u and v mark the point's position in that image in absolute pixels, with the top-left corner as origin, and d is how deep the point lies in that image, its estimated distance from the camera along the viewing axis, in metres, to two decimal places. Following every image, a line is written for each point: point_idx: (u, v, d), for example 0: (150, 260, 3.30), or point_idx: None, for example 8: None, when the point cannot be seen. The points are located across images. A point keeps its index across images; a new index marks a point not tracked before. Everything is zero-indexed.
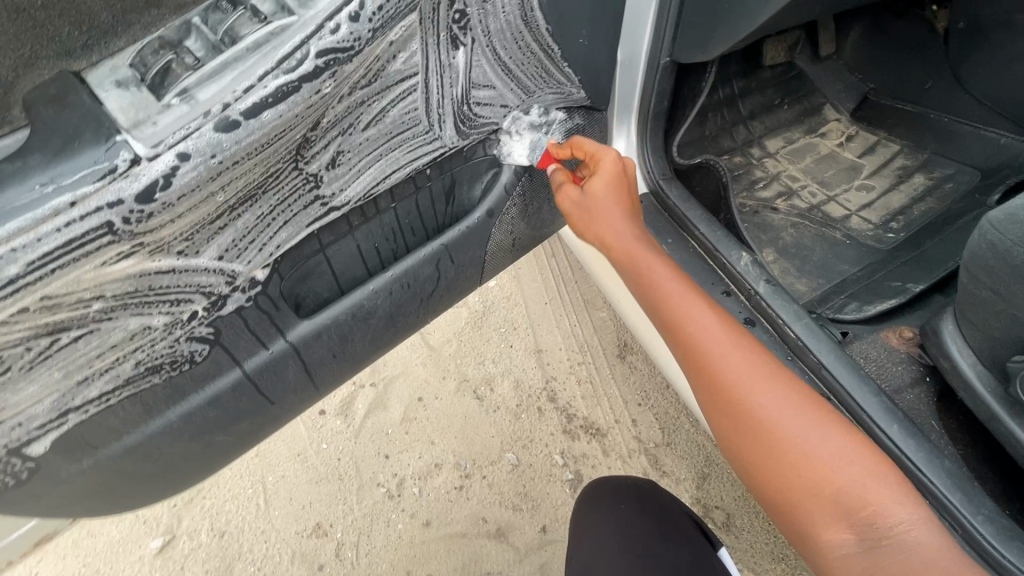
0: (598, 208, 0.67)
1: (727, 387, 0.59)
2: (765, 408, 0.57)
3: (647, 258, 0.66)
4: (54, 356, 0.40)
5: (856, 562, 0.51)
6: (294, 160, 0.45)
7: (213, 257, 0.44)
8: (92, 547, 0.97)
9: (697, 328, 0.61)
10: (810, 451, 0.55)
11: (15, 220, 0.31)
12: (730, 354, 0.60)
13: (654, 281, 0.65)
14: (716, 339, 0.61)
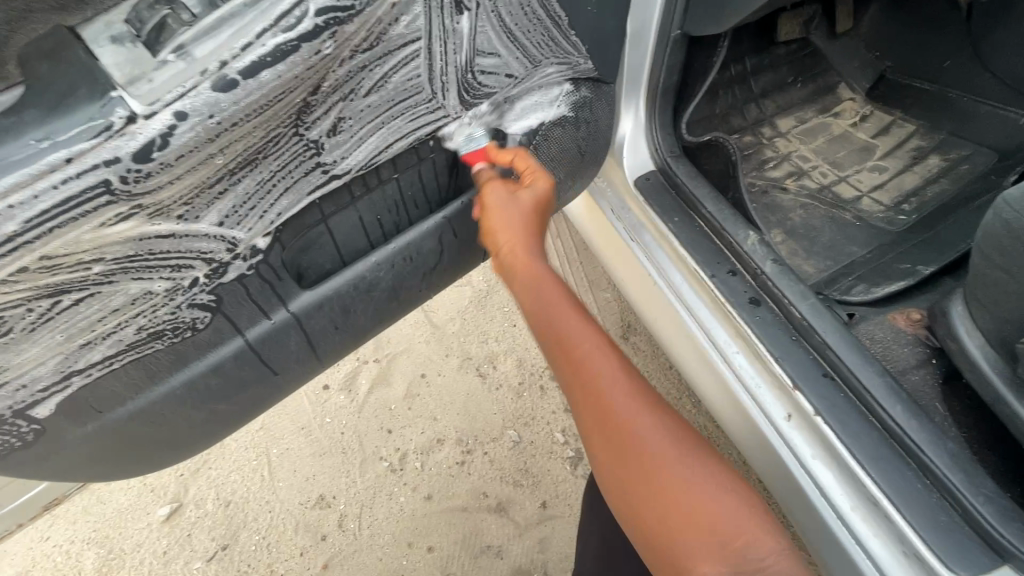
0: (513, 219, 0.60)
1: (608, 409, 0.51)
2: (644, 431, 0.50)
3: (544, 277, 0.57)
4: (55, 318, 0.40)
5: None
6: (293, 125, 0.44)
7: (213, 223, 0.44)
8: (101, 513, 0.99)
9: (584, 347, 0.53)
10: (688, 479, 0.48)
11: (11, 176, 0.31)
12: (613, 374, 0.52)
13: (546, 296, 0.57)
14: (602, 358, 0.53)
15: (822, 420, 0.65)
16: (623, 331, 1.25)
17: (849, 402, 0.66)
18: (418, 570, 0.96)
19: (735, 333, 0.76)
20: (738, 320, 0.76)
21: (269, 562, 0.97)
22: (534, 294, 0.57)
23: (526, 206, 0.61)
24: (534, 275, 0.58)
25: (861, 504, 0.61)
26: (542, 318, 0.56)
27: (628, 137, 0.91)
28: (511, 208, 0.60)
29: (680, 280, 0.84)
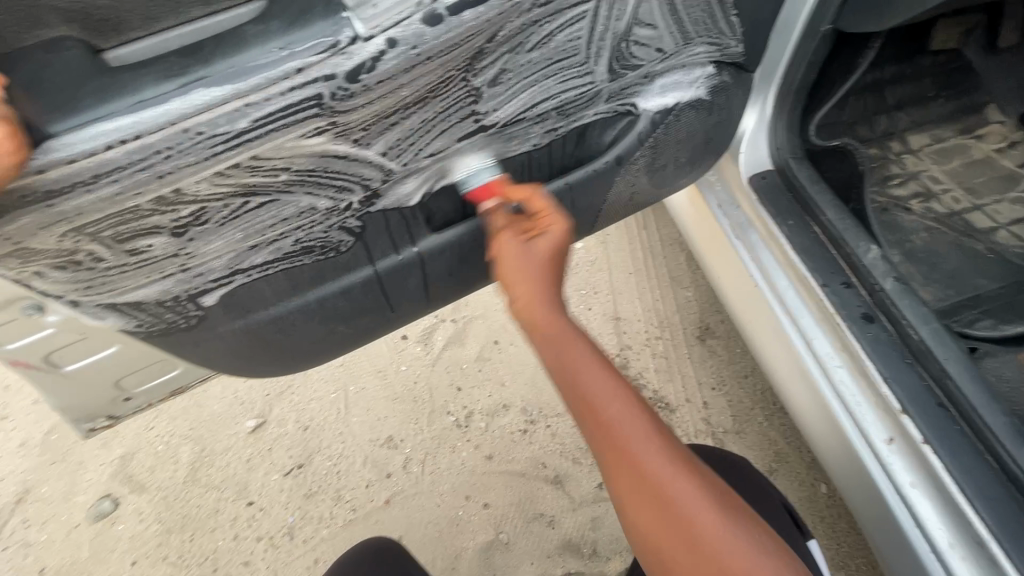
0: (525, 271, 0.56)
1: (640, 469, 0.49)
2: (677, 488, 0.48)
3: (568, 337, 0.55)
4: (240, 218, 0.44)
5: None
6: (465, 70, 0.46)
7: (379, 152, 0.47)
8: (197, 414, 1.09)
9: (618, 421, 0.51)
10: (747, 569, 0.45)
11: (254, 76, 0.33)
12: (641, 433, 0.50)
13: (568, 357, 0.54)
14: (631, 421, 0.51)
15: (931, 450, 0.62)
16: (700, 333, 1.23)
17: (963, 436, 0.63)
18: (473, 523, 1.00)
19: (841, 347, 0.73)
20: (847, 335, 0.72)
21: (338, 488, 1.03)
22: (557, 357, 0.54)
23: (539, 259, 0.57)
24: (550, 330, 0.55)
25: (961, 541, 0.59)
26: (561, 373, 0.54)
27: (749, 134, 0.88)
28: (526, 258, 0.56)
29: (786, 285, 0.81)
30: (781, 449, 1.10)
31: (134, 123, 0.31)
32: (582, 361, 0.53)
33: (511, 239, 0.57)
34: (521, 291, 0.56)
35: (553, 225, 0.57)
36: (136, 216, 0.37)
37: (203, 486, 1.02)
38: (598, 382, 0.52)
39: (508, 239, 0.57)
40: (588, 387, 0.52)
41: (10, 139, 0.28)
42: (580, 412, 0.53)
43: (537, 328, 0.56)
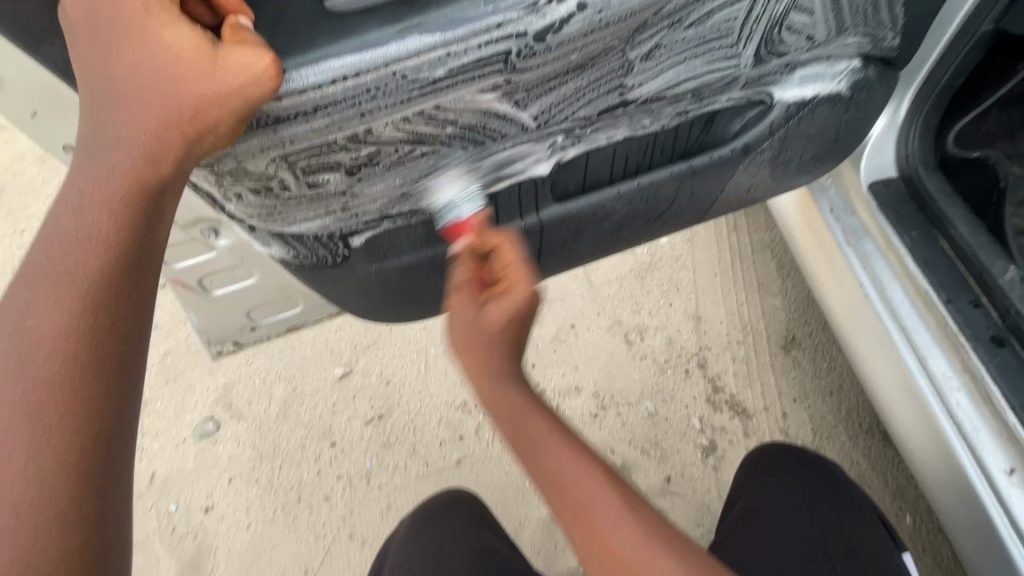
0: (479, 348, 0.49)
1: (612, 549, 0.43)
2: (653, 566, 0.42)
3: (530, 410, 0.49)
4: (404, 165, 0.47)
5: None
6: (626, 42, 0.47)
7: (532, 115, 0.49)
8: (289, 356, 1.16)
9: (586, 497, 0.45)
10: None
11: (460, 29, 0.36)
12: (612, 506, 0.45)
13: (532, 434, 0.48)
14: (594, 491, 0.45)
15: None
16: (785, 343, 1.18)
17: None
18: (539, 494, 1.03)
19: (962, 368, 0.70)
20: (970, 356, 0.69)
21: (413, 442, 1.08)
22: (516, 431, 0.49)
23: (494, 326, 0.49)
24: (507, 407, 0.50)
25: None
26: (523, 452, 0.49)
27: (876, 139, 0.83)
28: (477, 328, 0.49)
29: (903, 299, 0.77)
30: (862, 472, 1.06)
31: (357, 62, 0.34)
32: (545, 434, 0.48)
33: (463, 308, 0.49)
34: (471, 363, 0.50)
35: (516, 290, 0.48)
36: (328, 151, 0.41)
37: (292, 422, 1.10)
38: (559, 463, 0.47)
39: (461, 302, 0.50)
40: (554, 472, 0.47)
41: (272, 66, 0.32)
42: (549, 499, 0.47)
43: (494, 403, 0.50)
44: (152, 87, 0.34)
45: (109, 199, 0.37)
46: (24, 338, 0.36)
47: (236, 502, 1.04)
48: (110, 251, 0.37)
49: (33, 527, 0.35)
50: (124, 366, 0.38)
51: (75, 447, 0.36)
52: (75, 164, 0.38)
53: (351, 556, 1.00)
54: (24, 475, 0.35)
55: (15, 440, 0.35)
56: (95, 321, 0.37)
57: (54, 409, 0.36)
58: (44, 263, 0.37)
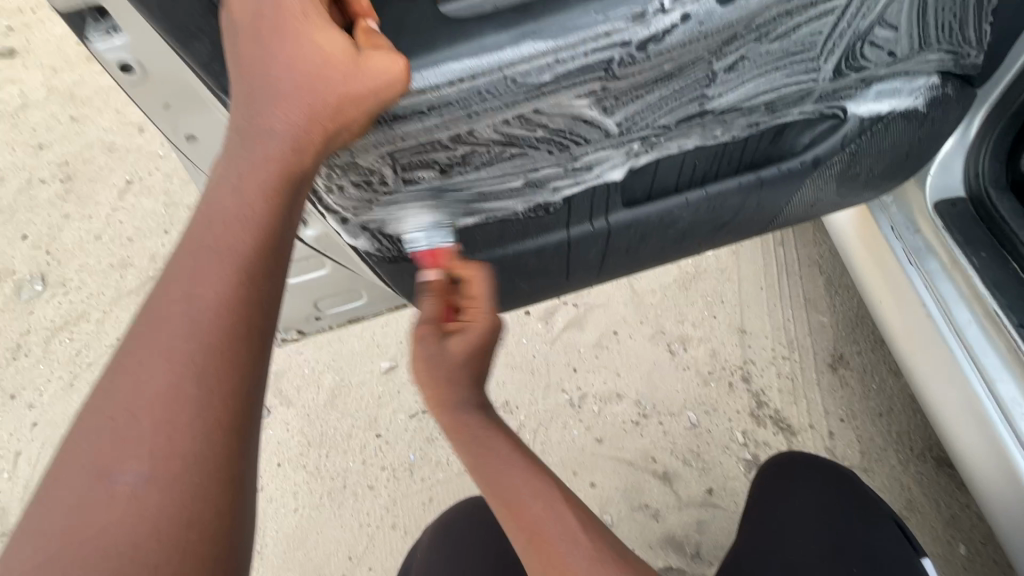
0: (439, 376, 0.51)
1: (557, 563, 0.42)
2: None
3: (486, 434, 0.50)
4: (492, 165, 0.49)
5: None
6: (714, 54, 0.48)
7: (616, 121, 0.50)
8: (337, 348, 1.19)
9: (534, 510, 0.45)
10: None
11: (570, 37, 0.37)
12: (559, 521, 0.44)
13: (487, 453, 0.49)
14: (546, 507, 0.45)
15: None
16: (832, 361, 1.16)
17: None
18: None
19: None
20: None
21: None
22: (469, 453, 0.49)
23: (455, 360, 0.51)
24: (464, 432, 0.50)
25: None
26: (478, 472, 0.49)
27: (943, 157, 0.83)
28: (439, 359, 0.50)
29: (969, 320, 0.76)
30: (914, 498, 1.03)
31: (475, 65, 0.37)
32: (500, 456, 0.48)
33: (425, 339, 0.51)
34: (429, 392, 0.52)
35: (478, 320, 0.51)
36: (429, 149, 0.43)
37: (339, 412, 1.13)
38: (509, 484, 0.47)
39: (423, 338, 0.51)
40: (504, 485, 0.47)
41: (404, 69, 0.35)
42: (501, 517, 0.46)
43: (454, 432, 0.51)
44: (302, 80, 0.36)
45: (265, 168, 0.36)
46: (183, 299, 0.35)
47: (283, 486, 1.08)
48: (265, 220, 0.37)
49: (191, 487, 0.33)
50: (267, 331, 0.37)
51: (226, 410, 0.35)
52: (228, 132, 0.37)
53: (394, 545, 1.03)
54: (186, 433, 0.33)
55: (178, 396, 0.34)
56: (249, 289, 0.36)
57: (216, 369, 0.35)
58: (199, 226, 0.36)
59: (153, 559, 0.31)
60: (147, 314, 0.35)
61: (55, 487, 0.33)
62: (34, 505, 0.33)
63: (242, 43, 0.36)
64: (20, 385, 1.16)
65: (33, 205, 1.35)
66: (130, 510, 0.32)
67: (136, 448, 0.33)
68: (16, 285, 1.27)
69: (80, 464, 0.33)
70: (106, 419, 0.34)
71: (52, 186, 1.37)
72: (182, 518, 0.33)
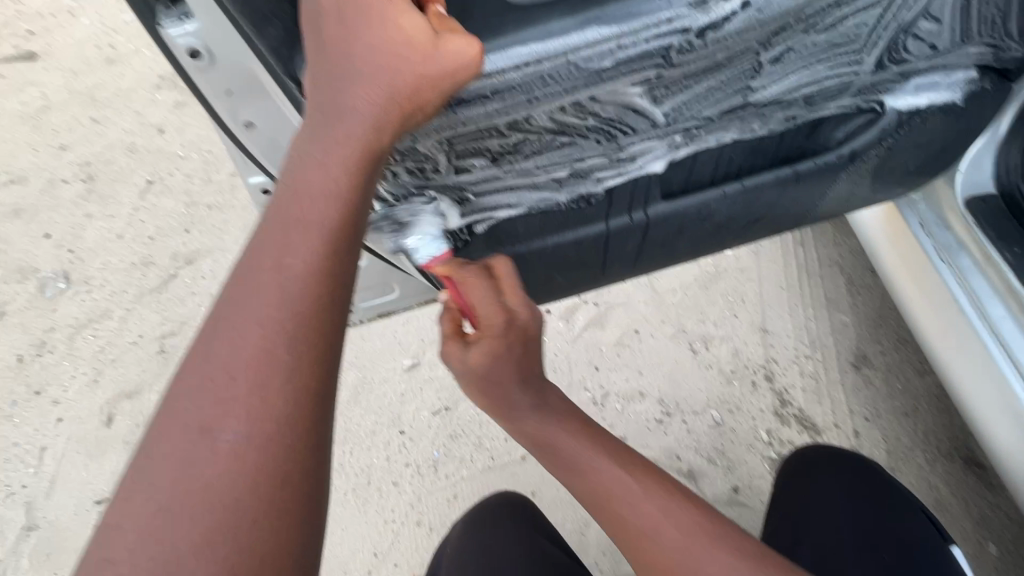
0: (472, 380, 0.59)
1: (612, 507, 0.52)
2: (647, 519, 0.50)
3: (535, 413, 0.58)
4: (542, 154, 0.50)
5: None
6: (763, 44, 0.49)
7: (664, 111, 0.51)
8: (359, 346, 1.20)
9: (586, 468, 0.54)
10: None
11: (634, 22, 0.38)
12: (611, 473, 0.53)
13: (539, 430, 0.58)
14: (597, 461, 0.55)
15: None
16: (855, 361, 1.16)
17: None
18: None
19: None
20: None
21: (479, 435, 1.09)
22: (527, 430, 0.59)
23: (476, 366, 0.58)
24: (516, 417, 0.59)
25: None
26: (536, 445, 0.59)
27: (973, 155, 0.82)
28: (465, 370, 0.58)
29: (1003, 315, 0.76)
30: (941, 498, 1.03)
31: (539, 50, 0.37)
32: (550, 429, 0.57)
33: (450, 352, 0.59)
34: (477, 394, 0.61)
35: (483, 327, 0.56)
36: (485, 136, 0.44)
37: (362, 409, 1.14)
38: (595, 471, 0.54)
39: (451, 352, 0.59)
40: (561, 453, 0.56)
41: (479, 53, 0.35)
42: (563, 476, 0.56)
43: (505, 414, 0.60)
44: (376, 65, 0.37)
45: (347, 152, 0.38)
46: (273, 273, 0.37)
47: None
48: (345, 201, 0.39)
49: (283, 445, 0.36)
50: (346, 303, 0.40)
51: (314, 374, 0.38)
52: (307, 114, 0.39)
53: (420, 542, 1.03)
54: (278, 396, 0.36)
55: (271, 362, 0.36)
56: (334, 263, 0.39)
57: (302, 338, 0.37)
58: (285, 205, 0.38)
59: (254, 508, 0.35)
60: (240, 285, 0.38)
61: (160, 438, 0.35)
62: (145, 453, 0.36)
63: (326, 24, 0.37)
64: (45, 382, 1.17)
65: (56, 205, 1.36)
66: (233, 463, 0.35)
67: (234, 408, 0.36)
68: (40, 283, 1.27)
69: (183, 419, 0.36)
70: (205, 379, 0.36)
71: (75, 186, 1.38)
72: (276, 475, 0.36)
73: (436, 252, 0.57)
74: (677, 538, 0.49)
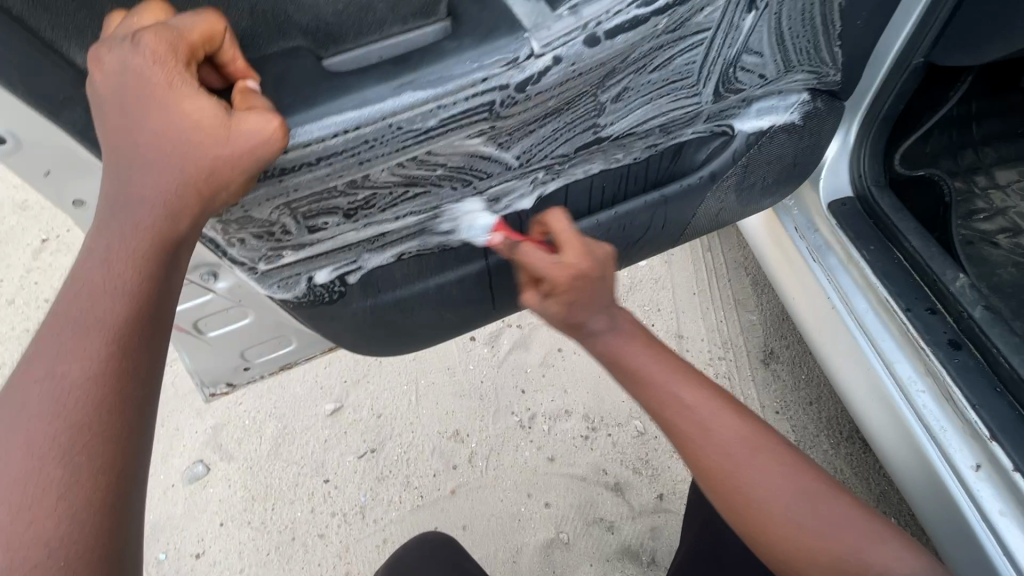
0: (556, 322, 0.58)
1: (724, 453, 0.54)
2: (753, 463, 0.54)
3: (649, 365, 0.58)
4: (399, 204, 0.50)
5: (797, 530, 0.51)
6: (598, 87, 0.52)
7: (515, 153, 0.53)
8: (281, 395, 1.16)
9: (699, 421, 0.55)
10: (855, 566, 0.50)
11: (447, 84, 0.39)
12: (724, 421, 0.55)
13: (653, 382, 0.57)
14: (709, 410, 0.56)
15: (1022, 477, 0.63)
16: (764, 357, 1.23)
17: None
18: (534, 519, 1.04)
19: (925, 372, 0.74)
20: (931, 359, 0.74)
21: (407, 474, 1.08)
22: (636, 381, 0.58)
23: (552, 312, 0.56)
24: (627, 368, 0.58)
25: None
26: (644, 395, 0.57)
27: (831, 161, 0.90)
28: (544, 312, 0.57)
29: (867, 308, 0.82)
30: (846, 480, 1.10)
31: (355, 117, 0.38)
32: (662, 378, 0.57)
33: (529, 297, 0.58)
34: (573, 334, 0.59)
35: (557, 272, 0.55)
36: (328, 196, 0.44)
37: (284, 460, 1.10)
38: (710, 421, 0.55)
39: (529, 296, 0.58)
40: (674, 405, 0.56)
41: (279, 128, 0.36)
42: (664, 424, 0.57)
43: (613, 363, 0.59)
44: (167, 148, 0.37)
45: (132, 245, 0.39)
46: (49, 381, 0.38)
47: (228, 546, 1.02)
48: (129, 297, 0.39)
49: (89, 522, 0.37)
50: (138, 401, 0.40)
51: (96, 481, 0.38)
52: (99, 209, 0.40)
53: None
54: (54, 510, 0.37)
55: (42, 478, 0.37)
56: (117, 363, 0.39)
57: (103, 417, 0.38)
58: (68, 308, 0.39)
59: None
60: (15, 398, 0.38)
61: None
62: None
63: (107, 111, 0.37)
64: None
65: None
66: (37, 550, 0.36)
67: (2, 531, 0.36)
68: None
69: None
70: None
71: None
72: (86, 551, 0.37)
73: (491, 228, 0.58)
74: (775, 476, 0.53)
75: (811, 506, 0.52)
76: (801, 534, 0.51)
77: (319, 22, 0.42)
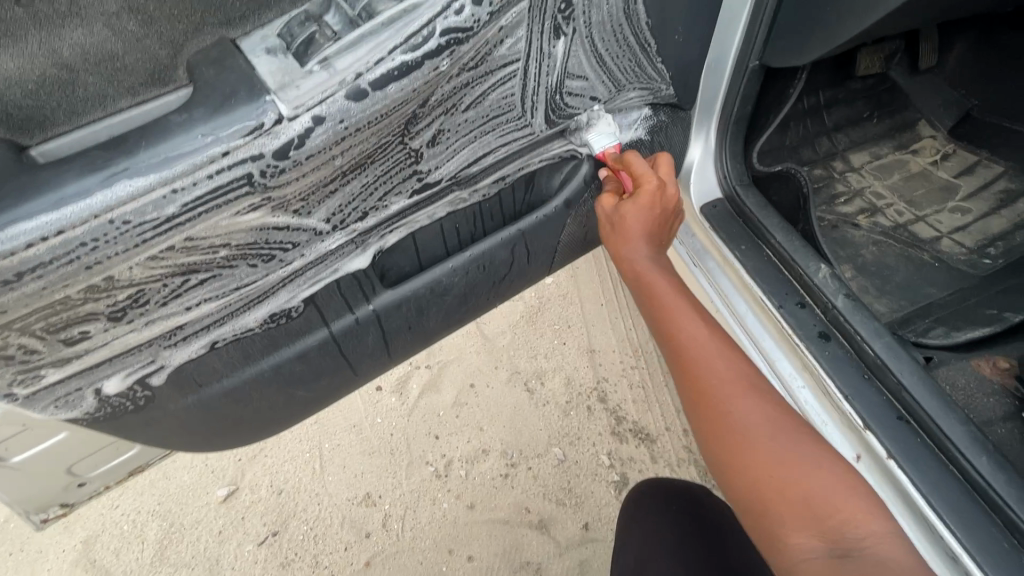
0: (630, 232, 0.67)
1: (698, 366, 0.62)
2: (721, 370, 0.61)
3: (662, 286, 0.68)
4: (183, 294, 0.44)
5: (743, 437, 0.57)
6: (401, 135, 0.48)
7: (321, 218, 0.48)
8: (165, 487, 1.03)
9: (688, 334, 0.64)
10: (788, 461, 0.55)
11: (179, 164, 0.38)
12: (708, 339, 0.64)
13: (658, 297, 0.67)
14: (696, 329, 0.64)
15: (896, 465, 0.64)
16: None
17: (925, 449, 0.65)
18: None
19: (802, 368, 0.75)
20: (807, 354, 0.74)
21: (315, 553, 0.99)
22: (643, 292, 0.68)
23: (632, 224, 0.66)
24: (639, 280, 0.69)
25: (937, 558, 0.60)
26: (649, 307, 0.68)
27: (697, 164, 0.89)
28: (627, 221, 0.66)
29: (746, 309, 0.82)
30: None
31: (56, 219, 0.36)
32: (667, 294, 0.67)
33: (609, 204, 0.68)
34: (617, 245, 0.69)
35: (647, 191, 0.62)
36: (68, 307, 0.40)
37: (172, 564, 0.97)
38: (695, 338, 0.64)
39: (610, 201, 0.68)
40: (670, 318, 0.66)
41: None
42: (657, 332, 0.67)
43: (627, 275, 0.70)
44: None
45: None
46: None
47: None
48: None
49: None
50: None
51: None
52: None
53: None
54: None
55: None
56: None
57: None
58: None
59: None
60: None
61: None
62: None
63: None
64: None
65: None
66: None
67: None
68: None
69: None
70: None
71: None
72: None
73: (609, 142, 0.64)
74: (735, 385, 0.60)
75: (759, 418, 0.58)
76: (747, 440, 0.57)
77: (6, 104, 0.38)
